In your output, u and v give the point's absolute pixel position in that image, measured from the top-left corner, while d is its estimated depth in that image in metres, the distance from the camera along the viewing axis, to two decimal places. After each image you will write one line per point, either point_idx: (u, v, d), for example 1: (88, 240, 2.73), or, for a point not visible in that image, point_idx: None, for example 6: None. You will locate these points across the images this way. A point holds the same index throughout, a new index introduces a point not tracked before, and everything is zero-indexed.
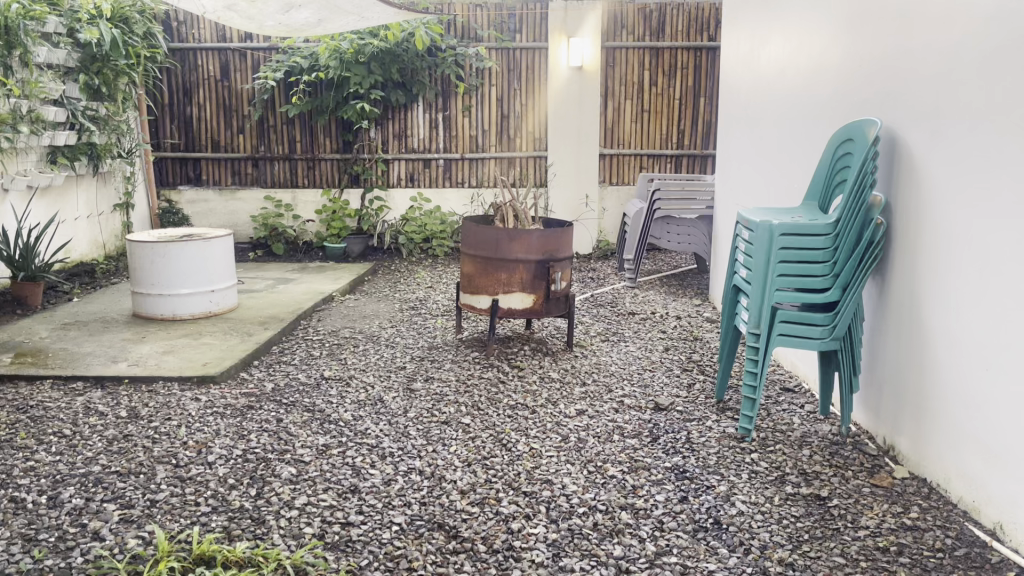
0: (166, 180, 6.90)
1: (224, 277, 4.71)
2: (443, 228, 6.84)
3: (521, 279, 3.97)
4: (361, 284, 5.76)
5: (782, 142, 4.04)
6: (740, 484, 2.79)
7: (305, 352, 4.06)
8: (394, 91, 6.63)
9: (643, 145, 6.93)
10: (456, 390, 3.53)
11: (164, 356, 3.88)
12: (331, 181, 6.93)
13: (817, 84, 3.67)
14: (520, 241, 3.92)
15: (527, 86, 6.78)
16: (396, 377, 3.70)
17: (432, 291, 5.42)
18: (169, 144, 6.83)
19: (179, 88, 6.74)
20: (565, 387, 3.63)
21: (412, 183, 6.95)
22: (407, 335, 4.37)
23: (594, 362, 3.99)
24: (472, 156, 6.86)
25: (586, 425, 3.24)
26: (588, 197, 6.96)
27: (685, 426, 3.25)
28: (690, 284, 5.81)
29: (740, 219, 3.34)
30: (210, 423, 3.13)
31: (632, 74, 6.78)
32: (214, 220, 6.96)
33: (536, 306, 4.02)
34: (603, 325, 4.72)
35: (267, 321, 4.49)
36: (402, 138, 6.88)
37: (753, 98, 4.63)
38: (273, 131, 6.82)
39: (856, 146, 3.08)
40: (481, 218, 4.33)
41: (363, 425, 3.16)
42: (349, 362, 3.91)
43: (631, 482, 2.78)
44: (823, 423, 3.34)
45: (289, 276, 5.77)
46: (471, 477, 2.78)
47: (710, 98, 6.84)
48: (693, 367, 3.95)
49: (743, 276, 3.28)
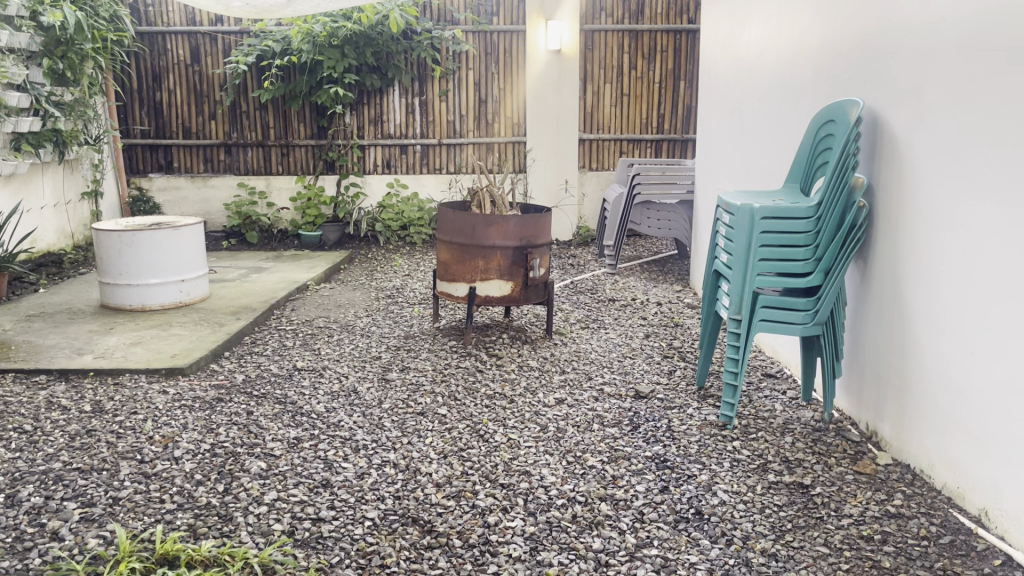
0: (136, 168, 6.73)
1: (194, 266, 4.59)
2: (421, 215, 6.73)
3: (498, 265, 3.89)
4: (336, 272, 5.65)
5: (762, 124, 3.98)
6: (723, 473, 2.73)
7: (278, 343, 3.96)
8: (369, 75, 6.51)
9: (623, 129, 6.86)
10: (433, 380, 3.45)
11: (131, 347, 3.76)
12: (305, 167, 6.80)
13: (798, 65, 3.60)
14: (498, 227, 3.84)
15: (504, 70, 6.68)
16: (371, 367, 3.61)
17: (409, 279, 5.33)
18: (139, 130, 6.66)
19: (148, 73, 6.57)
20: (544, 375, 3.56)
21: (389, 169, 6.83)
22: (383, 324, 4.28)
23: (574, 350, 3.93)
24: (449, 141, 6.75)
25: (566, 414, 3.17)
26: (568, 182, 6.86)
27: (666, 414, 3.19)
28: (670, 270, 5.76)
29: (720, 202, 3.26)
30: (177, 417, 3.02)
31: (611, 57, 6.69)
32: (187, 209, 6.81)
33: (514, 294, 3.94)
34: (583, 313, 4.65)
35: (239, 311, 4.38)
36: (378, 124, 6.75)
37: (733, 80, 4.56)
38: (245, 117, 6.68)
39: (838, 127, 3.02)
40: (458, 204, 4.24)
41: (336, 417, 3.07)
42: (323, 352, 3.81)
43: (611, 472, 2.72)
44: (805, 409, 3.29)
45: (263, 265, 5.65)
46: (447, 470, 2.70)
47: (690, 81, 6.79)
48: (674, 354, 3.89)
49: (724, 260, 3.21)
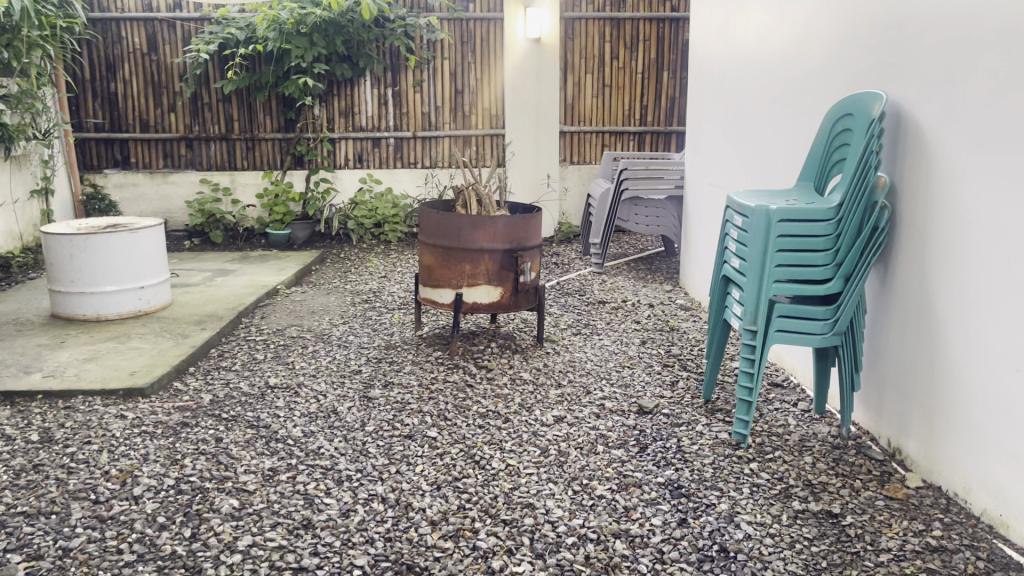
0: (90, 163, 6.31)
1: (155, 271, 4.25)
2: (396, 212, 6.39)
3: (487, 270, 3.62)
4: (307, 274, 5.33)
5: (764, 118, 3.76)
6: (743, 501, 2.50)
7: (247, 356, 3.64)
8: (339, 65, 6.17)
9: (604, 122, 6.62)
10: (419, 398, 3.17)
11: (84, 364, 3.42)
12: (272, 162, 6.44)
13: (804, 57, 3.37)
14: (486, 229, 3.57)
15: (481, 59, 6.38)
16: (351, 383, 3.32)
17: (386, 282, 5.03)
18: (92, 124, 6.25)
19: (101, 62, 6.16)
20: (539, 390, 3.30)
21: (361, 164, 6.51)
22: (361, 333, 3.98)
23: (568, 359, 3.67)
24: (424, 135, 6.45)
25: (567, 434, 2.91)
26: (549, 176, 6.61)
27: (673, 433, 2.96)
28: (659, 269, 5.53)
29: (730, 203, 3.04)
30: (137, 447, 2.71)
31: (592, 47, 6.44)
32: (145, 207, 6.42)
33: (503, 300, 3.68)
34: (573, 317, 4.40)
35: (204, 320, 4.05)
36: (349, 115, 6.42)
37: (727, 71, 4.34)
38: (207, 109, 6.30)
39: (856, 122, 2.80)
40: (441, 203, 3.96)
41: (315, 443, 2.78)
42: (297, 366, 3.51)
43: (622, 503, 2.47)
44: (820, 424, 3.08)
45: (228, 267, 5.31)
46: (442, 504, 2.43)
47: (674, 71, 6.58)
48: (674, 362, 3.66)
49: (735, 266, 2.98)
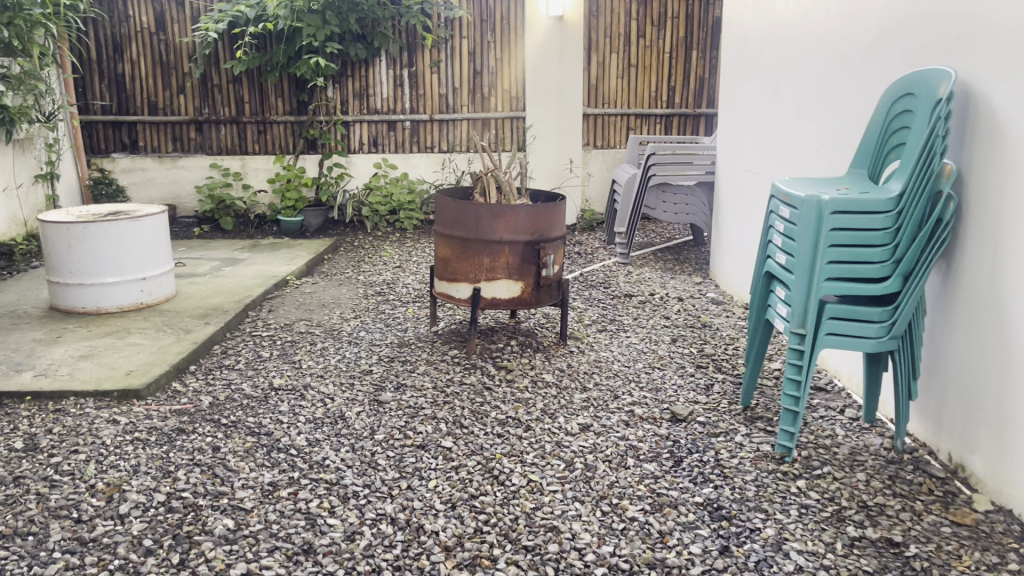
0: (97, 147, 6.11)
1: (158, 261, 4.04)
2: (412, 198, 6.13)
3: (506, 263, 3.38)
4: (319, 263, 5.10)
5: (807, 101, 3.48)
6: (791, 526, 2.24)
7: (252, 354, 3.42)
8: (353, 44, 5.91)
9: (630, 104, 6.35)
10: (434, 402, 2.93)
11: (79, 362, 3.20)
12: (284, 146, 6.22)
13: (853, 33, 3.08)
14: (506, 218, 3.32)
15: (501, 38, 6.10)
16: (360, 385, 3.08)
17: (400, 272, 4.79)
18: (99, 106, 6.04)
19: (108, 42, 5.94)
20: (563, 394, 3.05)
21: (375, 148, 6.26)
22: (373, 329, 3.75)
23: (594, 359, 3.42)
24: (441, 117, 6.19)
25: (593, 445, 2.67)
26: (572, 161, 6.30)
27: (711, 444, 2.71)
28: (688, 259, 5.26)
29: (775, 191, 2.76)
30: (129, 457, 2.49)
31: (618, 24, 6.16)
32: (154, 192, 6.22)
33: (525, 296, 3.44)
34: (598, 312, 4.14)
35: (209, 313, 3.84)
36: (363, 97, 6.18)
37: (765, 48, 4.04)
38: (217, 91, 6.08)
39: (919, 103, 2.51)
40: (459, 191, 3.71)
41: (320, 454, 2.55)
42: (305, 366, 3.28)
43: (656, 527, 2.23)
44: (872, 435, 2.82)
45: (237, 256, 5.09)
46: (457, 527, 2.20)
47: (703, 50, 6.32)
48: (708, 364, 3.42)
49: (781, 262, 2.71)
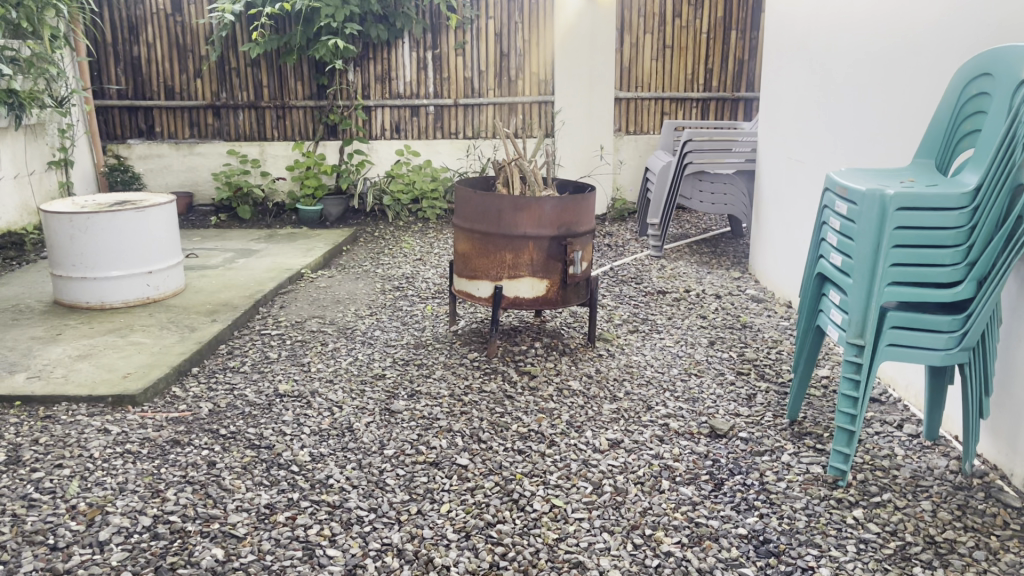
0: (112, 133, 5.94)
1: (165, 254, 3.84)
2: (434, 187, 5.88)
3: (531, 260, 3.13)
4: (337, 255, 4.89)
5: (863, 86, 3.18)
6: (848, 565, 1.97)
7: (259, 355, 3.21)
8: (374, 25, 5.66)
9: (665, 88, 6.05)
10: (450, 413, 2.70)
11: (76, 363, 3.01)
12: (304, 132, 6.00)
13: (914, 8, 2.77)
14: (530, 212, 3.07)
15: (528, 18, 5.80)
16: (372, 392, 2.85)
17: (420, 266, 4.56)
18: (114, 90, 5.86)
19: (123, 24, 5.76)
20: (590, 404, 2.81)
21: (398, 134, 6.03)
22: (389, 328, 3.53)
23: (624, 364, 3.16)
24: (467, 102, 5.93)
25: (624, 465, 2.42)
26: (603, 148, 6.02)
27: (755, 465, 2.45)
28: (725, 253, 4.97)
29: (830, 184, 2.45)
30: (116, 473, 2.29)
31: (653, 4, 5.85)
32: (171, 179, 6.04)
33: (550, 295, 3.18)
34: (629, 310, 3.88)
35: (217, 309, 3.64)
36: (386, 81, 5.94)
37: (814, 26, 3.73)
38: (235, 75, 5.88)
39: (999, 85, 2.18)
40: (481, 181, 3.47)
41: (324, 472, 2.33)
42: (314, 369, 3.07)
43: (695, 565, 1.97)
44: (936, 457, 2.53)
45: (253, 247, 4.89)
46: (470, 561, 1.96)
47: (743, 31, 6.00)
48: (749, 371, 3.15)
49: (835, 262, 2.41)
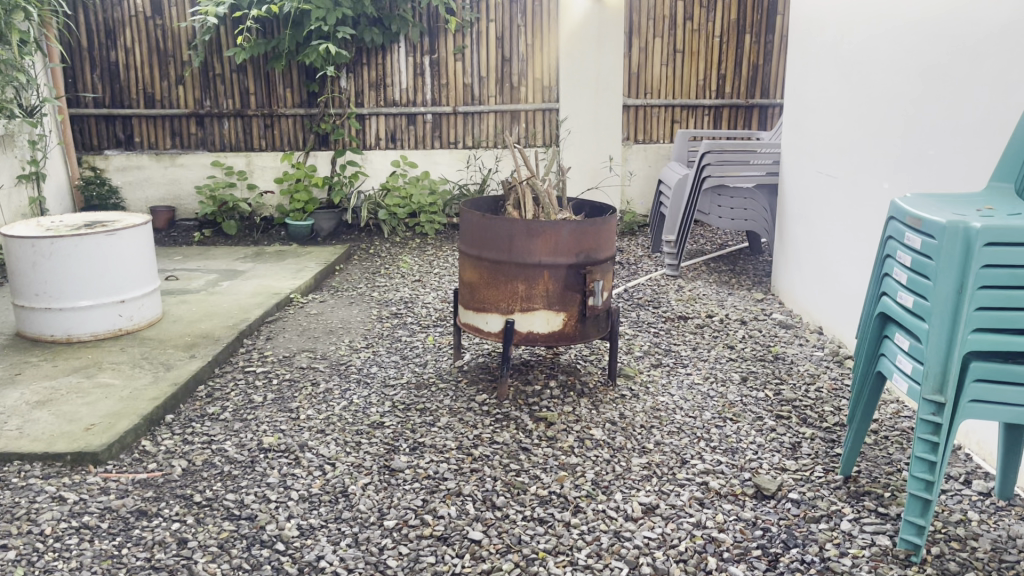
0: (89, 143, 5.58)
1: (140, 281, 3.50)
2: (433, 200, 5.53)
3: (546, 291, 2.80)
4: (329, 276, 4.55)
5: (910, 98, 2.88)
6: None
7: (243, 398, 2.88)
8: (368, 29, 5.33)
9: (676, 94, 5.73)
10: (458, 471, 2.37)
11: (33, 411, 2.67)
12: (293, 142, 5.66)
13: (972, 12, 2.47)
14: (545, 238, 2.75)
15: (532, 22, 5.49)
16: (369, 445, 2.52)
17: (420, 289, 4.23)
18: (90, 99, 5.51)
19: (99, 28, 5.40)
20: (617, 458, 2.48)
21: (393, 144, 5.69)
22: (387, 363, 3.19)
23: (651, 407, 2.84)
24: (466, 110, 5.60)
25: (662, 537, 2.09)
26: (612, 158, 5.71)
27: (812, 535, 2.12)
28: (745, 272, 4.66)
29: (898, 214, 2.13)
30: (69, 556, 1.94)
31: (662, 6, 5.55)
32: (153, 192, 5.69)
33: (566, 330, 2.86)
34: (649, 340, 3.55)
35: (197, 343, 3.30)
36: (381, 87, 5.60)
37: (848, 32, 3.43)
38: (220, 81, 5.53)
39: None
40: (488, 201, 3.14)
41: (313, 551, 1.99)
42: (304, 416, 2.73)
43: None
44: (1017, 523, 2.19)
45: (239, 268, 4.54)
46: None
47: (758, 34, 5.67)
48: (790, 415, 2.82)
49: (904, 304, 2.08)
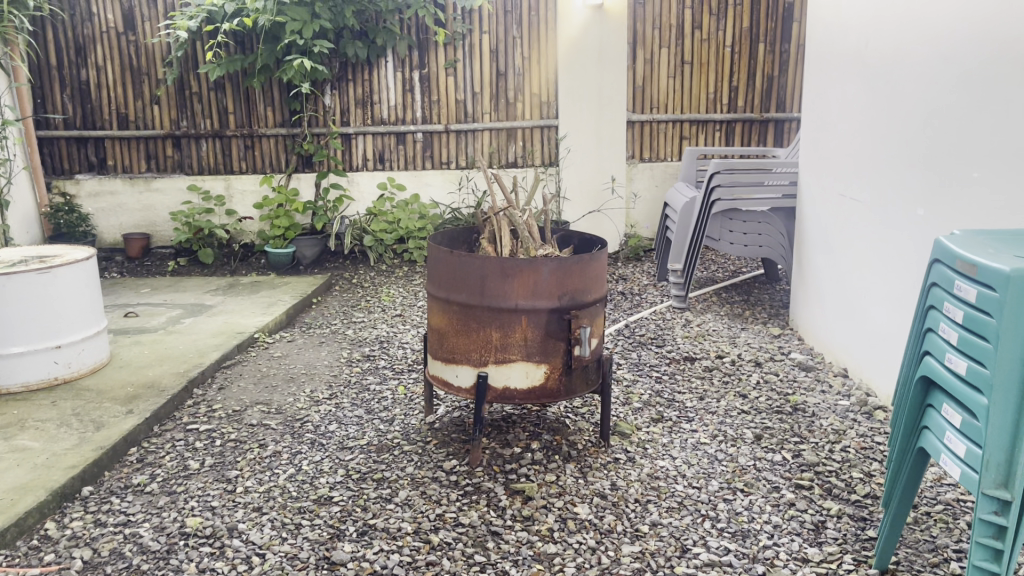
0: (60, 167, 5.27)
1: (81, 323, 3.13)
2: (422, 224, 5.16)
3: (524, 340, 2.40)
4: (305, 310, 4.18)
5: (955, 113, 2.49)
6: None
7: (177, 464, 2.50)
8: (351, 43, 5.00)
9: (684, 109, 5.35)
10: (410, 565, 1.96)
11: None
12: (275, 164, 5.32)
13: None
14: (522, 279, 2.35)
15: (528, 33, 5.14)
16: (312, 529, 2.12)
17: (400, 326, 3.85)
18: (60, 120, 5.20)
19: (69, 46, 5.10)
20: (605, 546, 2.07)
21: (381, 164, 5.34)
22: (348, 419, 2.80)
23: (648, 476, 2.43)
24: (459, 128, 5.24)
25: None
26: (615, 179, 5.32)
27: None
28: (760, 302, 4.25)
29: (947, 257, 1.72)
30: None
31: (669, 14, 5.16)
32: (126, 218, 5.36)
33: (549, 385, 2.46)
34: (650, 388, 3.14)
35: (138, 394, 2.93)
36: (368, 104, 5.26)
37: (876, 41, 3.04)
38: (197, 100, 5.21)
39: None
40: (462, 230, 2.80)
41: None
42: (242, 487, 2.35)
43: None
44: None
45: (206, 302, 4.18)
46: None
47: (772, 42, 5.28)
48: (811, 485, 2.40)
49: (955, 368, 1.66)
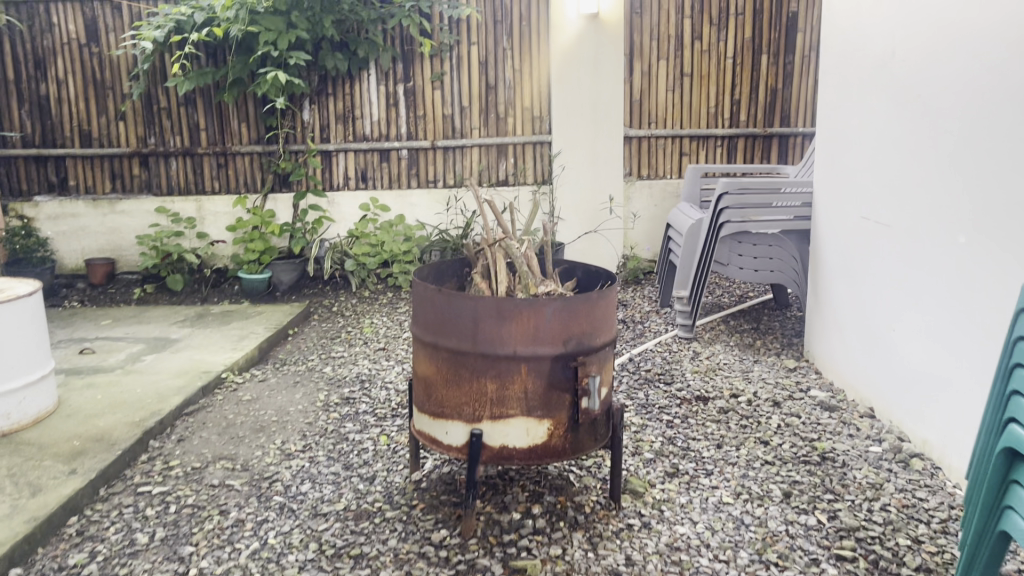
0: (18, 188, 4.94)
1: (23, 368, 2.77)
2: (408, 248, 4.83)
3: (524, 392, 2.08)
4: (279, 344, 3.84)
5: (1000, 128, 2.21)
6: None
7: (121, 537, 2.16)
8: (330, 55, 4.70)
9: (684, 124, 5.07)
10: None
11: None
12: (250, 183, 4.99)
13: None
14: (520, 321, 2.04)
15: (518, 45, 4.86)
16: None
17: (383, 362, 3.52)
18: (18, 138, 4.88)
19: (27, 59, 4.79)
20: None
21: (364, 183, 5.03)
22: (323, 478, 2.47)
23: (667, 547, 2.11)
24: (446, 144, 4.95)
25: None
26: (612, 199, 4.99)
27: None
28: (771, 331, 3.94)
29: None
30: None
31: (667, 24, 4.90)
32: (90, 243, 5.01)
33: (552, 442, 2.14)
34: (661, 434, 2.83)
35: (84, 449, 2.59)
36: (349, 119, 4.94)
37: (903, 51, 2.76)
38: (165, 116, 4.89)
39: None
40: (453, 263, 2.50)
41: None
42: (195, 568, 2.01)
43: None
44: None
45: (172, 335, 3.84)
46: None
47: (775, 54, 5.01)
48: (855, 556, 2.08)
49: None
